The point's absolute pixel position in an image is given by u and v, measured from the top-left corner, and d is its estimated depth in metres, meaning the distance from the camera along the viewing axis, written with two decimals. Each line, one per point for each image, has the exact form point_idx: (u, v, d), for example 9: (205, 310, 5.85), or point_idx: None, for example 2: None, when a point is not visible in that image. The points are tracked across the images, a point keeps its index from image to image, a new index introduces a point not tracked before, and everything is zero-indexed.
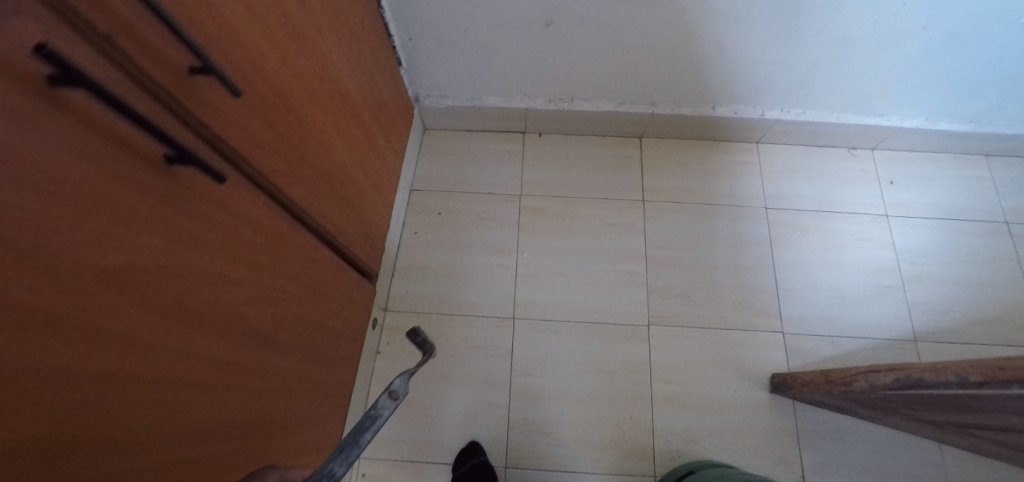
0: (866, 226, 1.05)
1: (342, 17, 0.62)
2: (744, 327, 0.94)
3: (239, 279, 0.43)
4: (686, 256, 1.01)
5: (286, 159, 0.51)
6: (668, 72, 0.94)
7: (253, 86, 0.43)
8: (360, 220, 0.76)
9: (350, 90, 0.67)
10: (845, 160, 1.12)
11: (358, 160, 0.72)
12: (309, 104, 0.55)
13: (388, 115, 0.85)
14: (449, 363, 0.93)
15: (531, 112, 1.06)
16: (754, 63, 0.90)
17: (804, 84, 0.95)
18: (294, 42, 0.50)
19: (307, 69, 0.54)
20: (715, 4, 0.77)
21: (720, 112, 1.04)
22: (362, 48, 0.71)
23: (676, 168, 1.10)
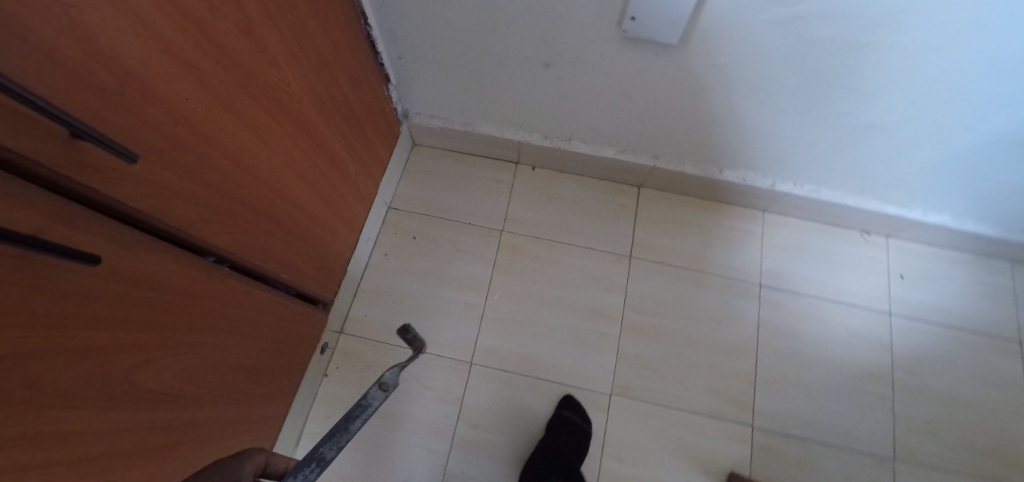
0: (864, 323, 0.97)
1: (315, 44, 0.58)
2: (710, 413, 0.89)
3: (139, 344, 0.38)
4: (664, 325, 0.96)
5: (220, 209, 0.46)
6: (674, 130, 0.87)
7: (185, 142, 0.38)
8: (313, 250, 0.71)
9: (316, 121, 0.62)
10: (856, 245, 1.04)
11: (318, 190, 0.67)
12: (258, 145, 0.50)
13: (363, 139, 0.80)
14: (398, 400, 0.89)
15: (526, 146, 1.01)
16: (769, 134, 0.83)
17: (821, 163, 0.88)
18: (243, 82, 0.45)
19: (260, 108, 0.48)
20: (733, 69, 0.69)
21: (727, 176, 0.96)
22: (338, 73, 0.66)
23: (673, 226, 1.04)
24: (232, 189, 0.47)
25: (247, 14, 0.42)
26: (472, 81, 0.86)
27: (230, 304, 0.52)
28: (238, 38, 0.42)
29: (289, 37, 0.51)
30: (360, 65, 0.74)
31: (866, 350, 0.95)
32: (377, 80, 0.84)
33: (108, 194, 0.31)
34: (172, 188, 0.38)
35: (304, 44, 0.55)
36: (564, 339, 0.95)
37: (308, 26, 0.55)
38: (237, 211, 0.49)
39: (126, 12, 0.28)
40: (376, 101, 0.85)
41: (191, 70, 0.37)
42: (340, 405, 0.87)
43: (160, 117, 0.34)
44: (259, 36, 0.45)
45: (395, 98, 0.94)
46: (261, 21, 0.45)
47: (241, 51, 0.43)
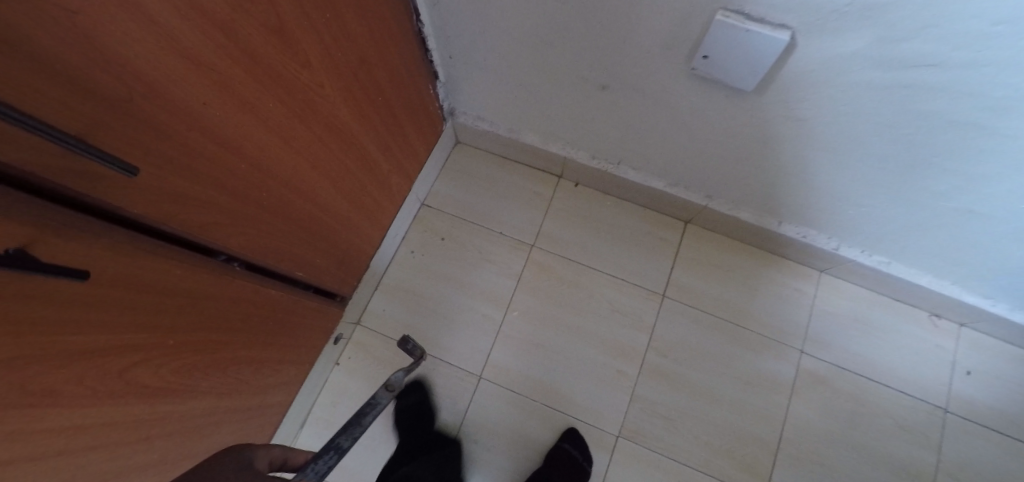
0: (913, 414, 0.88)
1: (363, 47, 0.55)
2: (722, 477, 0.84)
3: (142, 342, 0.36)
4: (687, 375, 0.90)
5: (246, 217, 0.45)
6: (735, 176, 0.80)
7: (218, 155, 0.36)
8: (337, 248, 0.71)
9: (352, 126, 0.60)
10: (921, 327, 0.93)
11: (346, 190, 0.66)
12: (293, 153, 0.48)
13: (400, 139, 0.79)
14: (402, 399, 0.91)
15: (569, 162, 0.97)
16: (842, 198, 0.74)
17: (898, 239, 0.78)
18: (288, 92, 0.43)
19: (300, 117, 0.47)
20: (812, 128, 0.61)
21: (784, 230, 0.88)
22: (382, 74, 0.64)
23: (714, 271, 0.98)
24: (261, 197, 0.46)
25: (299, 23, 0.41)
26: (521, 91, 0.81)
27: (250, 306, 0.52)
28: (288, 49, 0.40)
29: (338, 42, 0.49)
30: (406, 64, 0.72)
31: (909, 445, 0.86)
32: (424, 78, 0.82)
33: (123, 209, 0.30)
34: (198, 200, 0.36)
35: (352, 48, 0.53)
36: (578, 370, 0.91)
37: (359, 30, 0.53)
38: (263, 218, 0.48)
39: (176, 37, 0.26)
40: (419, 100, 0.82)
41: (236, 86, 0.35)
42: (347, 395, 0.90)
43: (196, 134, 0.32)
44: (308, 45, 0.43)
45: (442, 96, 0.92)
46: (312, 29, 0.43)
47: (290, 62, 0.41)
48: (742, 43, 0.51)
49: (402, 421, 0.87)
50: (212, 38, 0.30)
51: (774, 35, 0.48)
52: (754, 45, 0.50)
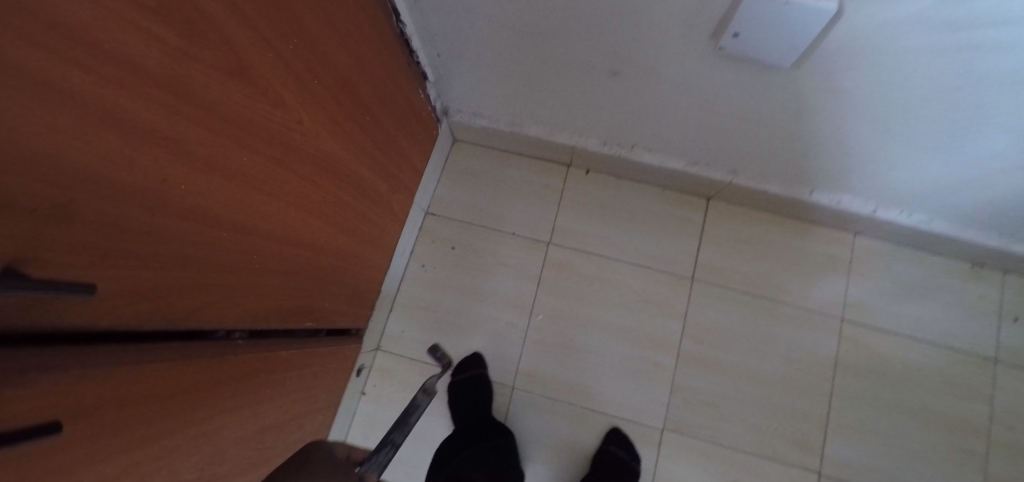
0: (963, 369, 0.85)
1: (341, 67, 0.49)
2: (775, 458, 0.82)
3: (155, 449, 0.31)
4: (727, 359, 0.87)
5: (237, 286, 0.40)
6: (762, 150, 0.74)
7: (191, 232, 0.31)
8: (342, 284, 0.66)
9: (343, 157, 0.54)
10: (963, 278, 0.89)
11: (345, 224, 0.60)
12: (279, 204, 0.43)
13: (394, 155, 0.73)
14: (436, 420, 0.88)
15: (578, 150, 0.90)
16: (879, 162, 0.68)
17: (944, 195, 0.72)
18: (264, 140, 0.37)
19: (281, 164, 0.41)
20: (852, 96, 0.55)
21: (815, 198, 0.83)
22: (367, 92, 0.57)
23: (742, 246, 0.93)
24: (251, 260, 0.41)
25: (264, 57, 0.34)
26: (520, 84, 0.74)
27: (265, 373, 0.48)
28: (256, 92, 0.34)
29: (312, 69, 0.43)
30: (391, 72, 0.65)
31: (961, 400, 0.84)
32: (411, 81, 0.74)
33: (87, 324, 0.25)
34: (174, 286, 0.31)
35: (329, 71, 0.46)
36: (613, 367, 0.88)
37: (333, 47, 0.46)
38: (258, 281, 0.43)
39: (118, 117, 0.21)
40: (410, 108, 0.75)
41: (202, 151, 0.29)
42: (378, 425, 0.87)
43: (158, 217, 0.27)
44: (277, 81, 0.37)
45: (433, 95, 0.85)
46: (279, 61, 0.37)
47: (261, 105, 0.35)
48: (776, 18, 0.44)
49: (455, 405, 0.85)
50: (162, 104, 0.24)
51: (818, 5, 0.41)
52: (791, 19, 0.44)
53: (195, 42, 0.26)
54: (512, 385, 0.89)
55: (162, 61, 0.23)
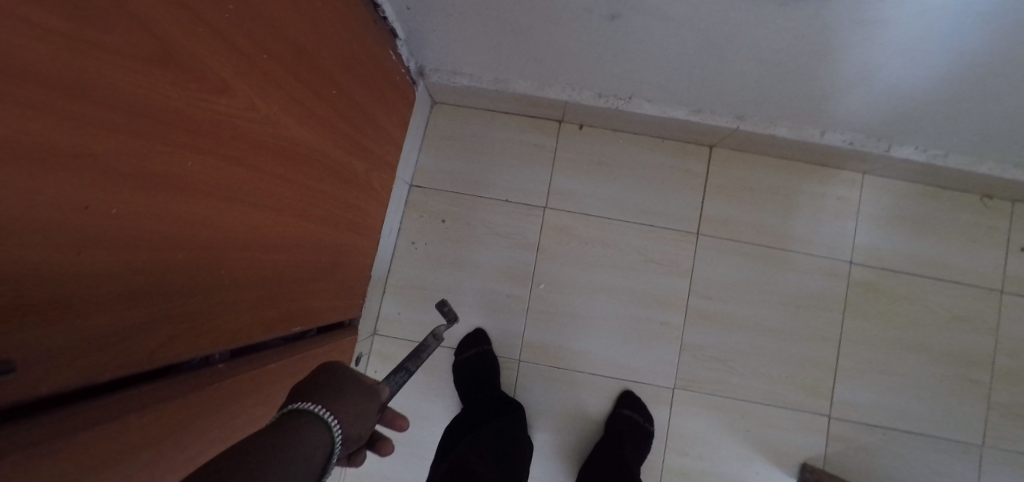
0: (969, 303, 0.85)
1: (290, 38, 0.42)
2: (785, 405, 0.83)
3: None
4: (736, 312, 0.85)
5: (207, 308, 0.36)
6: (773, 91, 0.67)
7: (138, 263, 0.27)
8: (325, 278, 0.62)
9: (308, 146, 0.48)
10: (973, 211, 0.86)
11: (319, 215, 0.55)
12: (242, 212, 0.38)
13: (368, 131, 0.66)
14: (444, 399, 0.87)
15: (572, 106, 0.82)
16: (904, 98, 0.62)
17: (970, 129, 0.67)
18: (208, 140, 0.32)
19: (234, 165, 0.36)
20: (886, 26, 0.48)
21: (827, 140, 0.77)
22: (327, 66, 0.50)
23: (748, 196, 0.88)
24: (219, 277, 0.37)
25: (192, 36, 0.28)
26: (504, 35, 0.65)
27: (267, 389, 0.46)
28: (188, 82, 0.29)
29: (254, 45, 0.36)
30: (350, 27, 0.55)
31: (965, 333, 0.84)
32: (379, 41, 0.65)
33: (24, 392, 0.21)
34: (129, 327, 0.28)
35: (276, 44, 0.40)
36: (621, 332, 0.86)
37: (277, 13, 0.39)
38: (230, 298, 0.40)
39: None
40: (380, 72, 0.67)
41: (126, 164, 0.24)
42: None
43: (87, 254, 0.23)
44: (214, 67, 0.31)
45: (406, 56, 0.76)
46: (212, 38, 0.31)
47: (198, 97, 0.30)
48: None
49: (463, 382, 0.83)
50: (61, 111, 0.19)
51: None
52: None
53: (90, 21, 0.20)
54: (518, 358, 0.86)
55: (47, 52, 0.18)
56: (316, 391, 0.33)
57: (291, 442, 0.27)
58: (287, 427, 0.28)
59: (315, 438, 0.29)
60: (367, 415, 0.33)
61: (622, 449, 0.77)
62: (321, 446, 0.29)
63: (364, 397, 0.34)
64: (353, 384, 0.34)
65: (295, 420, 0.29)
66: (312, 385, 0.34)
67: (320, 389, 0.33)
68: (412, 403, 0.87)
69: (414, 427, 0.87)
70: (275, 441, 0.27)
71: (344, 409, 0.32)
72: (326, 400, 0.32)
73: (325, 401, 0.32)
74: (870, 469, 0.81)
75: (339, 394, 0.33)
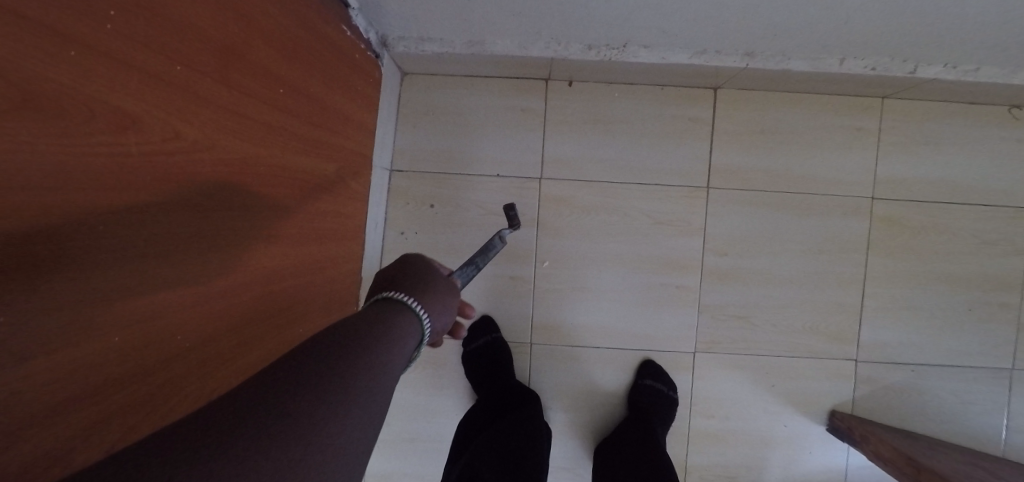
0: (999, 225, 0.80)
1: (209, 36, 0.36)
2: (808, 354, 0.80)
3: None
4: (753, 266, 0.81)
5: (158, 365, 0.34)
6: (787, 23, 0.58)
7: (52, 352, 0.24)
8: (306, 291, 0.60)
9: (253, 164, 0.44)
10: (1002, 125, 0.79)
11: (283, 229, 0.52)
12: (183, 257, 0.35)
13: (326, 124, 0.60)
14: (457, 392, 0.84)
15: (559, 62, 0.74)
16: (947, 15, 0.53)
17: (1014, 41, 0.58)
18: (119, 192, 0.28)
19: (162, 210, 0.32)
20: None
21: (847, 68, 0.69)
22: (263, 59, 0.44)
23: (760, 138, 0.81)
24: (173, 315, 0.35)
25: (66, 64, 0.23)
26: None
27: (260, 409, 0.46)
28: (73, 121, 0.24)
29: (162, 56, 0.31)
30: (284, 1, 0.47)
31: (995, 257, 0.80)
32: (326, 14, 0.56)
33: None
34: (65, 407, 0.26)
35: (191, 48, 0.34)
36: (634, 300, 0.81)
37: (186, 6, 0.33)
38: (187, 347, 0.38)
39: None
40: (332, 52, 0.59)
41: (20, 253, 0.21)
42: (398, 408, 0.85)
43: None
44: (111, 101, 0.27)
45: (363, 26, 0.67)
46: (96, 59, 0.25)
47: (94, 139, 0.26)
48: None
49: (474, 373, 0.80)
50: None
51: None
52: None
53: None
54: (528, 341, 0.83)
55: None
56: (407, 284, 0.37)
57: (386, 329, 0.32)
58: (387, 311, 0.34)
59: (410, 326, 0.34)
60: (450, 307, 0.39)
61: (650, 423, 0.74)
62: (411, 331, 0.34)
63: (446, 293, 0.39)
64: (435, 282, 0.39)
65: (393, 310, 0.34)
66: (400, 277, 0.38)
67: (408, 281, 0.38)
68: (426, 399, 0.85)
69: (431, 422, 0.84)
70: (383, 326, 0.32)
71: (426, 297, 0.37)
72: (417, 290, 0.37)
73: (415, 291, 0.36)
74: (897, 408, 0.80)
75: (426, 287, 0.38)
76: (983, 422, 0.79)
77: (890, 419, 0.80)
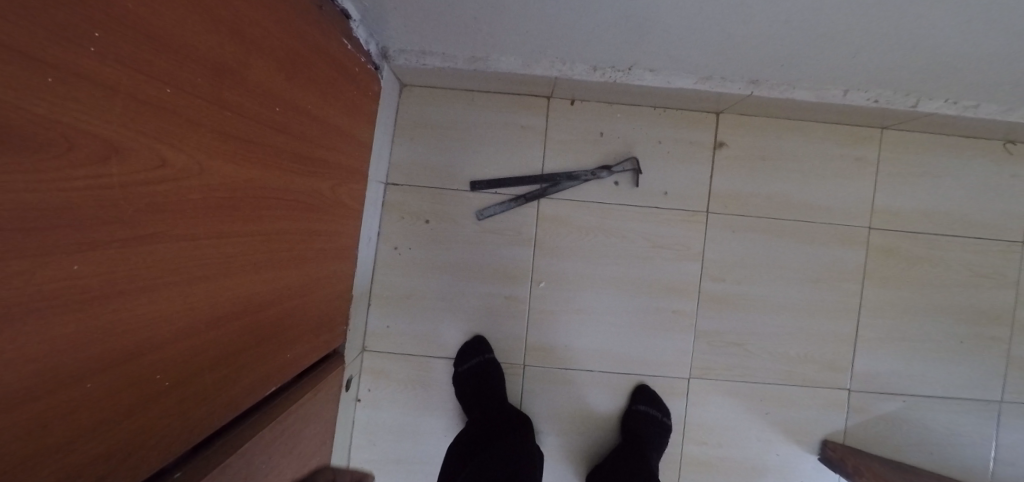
0: (991, 258, 0.81)
1: (203, 57, 0.34)
2: (802, 383, 0.80)
3: None
4: (751, 293, 0.80)
5: (135, 405, 0.32)
6: (796, 53, 0.57)
7: (24, 404, 0.22)
8: (299, 305, 0.58)
9: (245, 188, 0.43)
10: (997, 159, 0.80)
11: (275, 244, 0.50)
12: (167, 290, 0.34)
13: (324, 139, 0.58)
14: (446, 412, 0.83)
15: (562, 81, 0.73)
16: (955, 54, 0.53)
17: (1015, 82, 0.59)
18: (97, 228, 0.26)
19: (145, 244, 0.31)
20: None
21: (850, 100, 0.69)
22: (259, 78, 0.43)
23: (761, 165, 0.81)
24: (157, 344, 0.34)
25: (51, 97, 0.21)
26: (475, 9, 0.55)
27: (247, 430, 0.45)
28: (60, 156, 0.23)
29: (151, 78, 0.29)
30: (282, 17, 0.45)
31: (987, 290, 0.81)
32: (325, 28, 0.55)
33: None
34: (43, 452, 0.25)
35: (182, 66, 0.32)
36: (630, 324, 0.81)
37: (177, 26, 0.31)
38: (167, 383, 0.36)
39: None
40: (331, 66, 0.57)
41: None
42: (386, 425, 0.84)
43: None
44: (97, 131, 0.25)
45: (364, 38, 0.65)
46: (84, 87, 0.24)
47: (81, 172, 0.24)
48: None
49: (465, 395, 0.78)
50: None
51: None
52: None
53: None
54: (522, 363, 0.82)
55: None
56: None
57: None
58: None
59: None
60: None
61: (643, 453, 0.73)
62: None
63: None
64: None
65: None
66: None
67: None
68: (416, 417, 0.84)
69: (420, 441, 0.84)
70: None
71: None
72: None
73: None
74: (888, 438, 0.80)
75: None
76: (971, 453, 0.80)
77: (880, 450, 0.80)
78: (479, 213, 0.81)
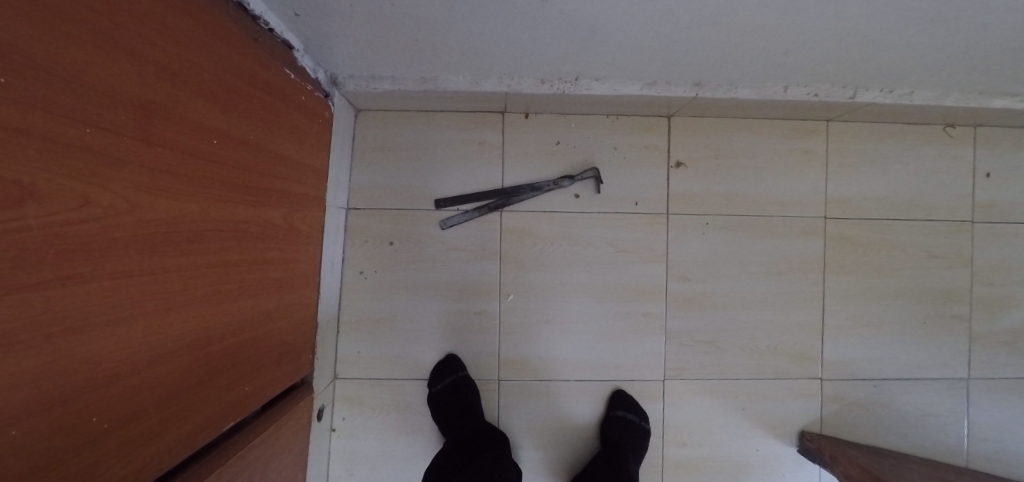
0: (944, 239, 0.83)
1: (128, 93, 0.34)
2: (775, 375, 0.81)
3: None
4: (717, 289, 0.81)
5: (69, 450, 0.31)
6: (729, 54, 0.60)
7: None
8: (255, 336, 0.56)
9: (186, 221, 0.42)
10: (939, 143, 0.83)
11: (224, 276, 0.49)
12: (102, 332, 0.33)
13: (271, 167, 0.57)
14: (424, 434, 0.82)
15: (513, 96, 0.74)
16: (878, 44, 0.55)
17: (938, 69, 0.62)
18: (10, 273, 0.25)
19: (71, 286, 0.30)
20: None
21: (791, 95, 0.71)
22: (195, 110, 0.42)
23: (715, 164, 0.82)
24: (90, 389, 0.32)
25: None
26: (415, 32, 0.56)
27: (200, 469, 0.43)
28: None
29: (71, 119, 0.29)
30: (218, 51, 0.45)
31: (943, 270, 0.83)
32: (268, 60, 0.55)
33: None
34: None
35: (104, 102, 0.31)
36: (600, 331, 0.81)
37: (99, 65, 0.31)
38: (106, 426, 0.34)
39: None
40: (275, 95, 0.57)
41: None
42: (363, 454, 0.82)
43: None
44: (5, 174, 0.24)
45: (310, 66, 0.66)
46: None
47: None
48: None
49: (440, 416, 0.77)
50: None
51: None
52: None
53: None
54: (496, 378, 0.81)
55: None
56: None
57: None
58: None
59: None
60: None
61: (622, 460, 0.73)
62: None
63: None
64: None
65: None
66: None
67: None
68: (393, 443, 0.82)
69: (399, 466, 0.82)
70: None
71: None
72: None
73: None
74: (864, 423, 0.81)
75: None
76: (945, 432, 0.81)
77: (857, 436, 0.80)
78: (442, 223, 0.81)
